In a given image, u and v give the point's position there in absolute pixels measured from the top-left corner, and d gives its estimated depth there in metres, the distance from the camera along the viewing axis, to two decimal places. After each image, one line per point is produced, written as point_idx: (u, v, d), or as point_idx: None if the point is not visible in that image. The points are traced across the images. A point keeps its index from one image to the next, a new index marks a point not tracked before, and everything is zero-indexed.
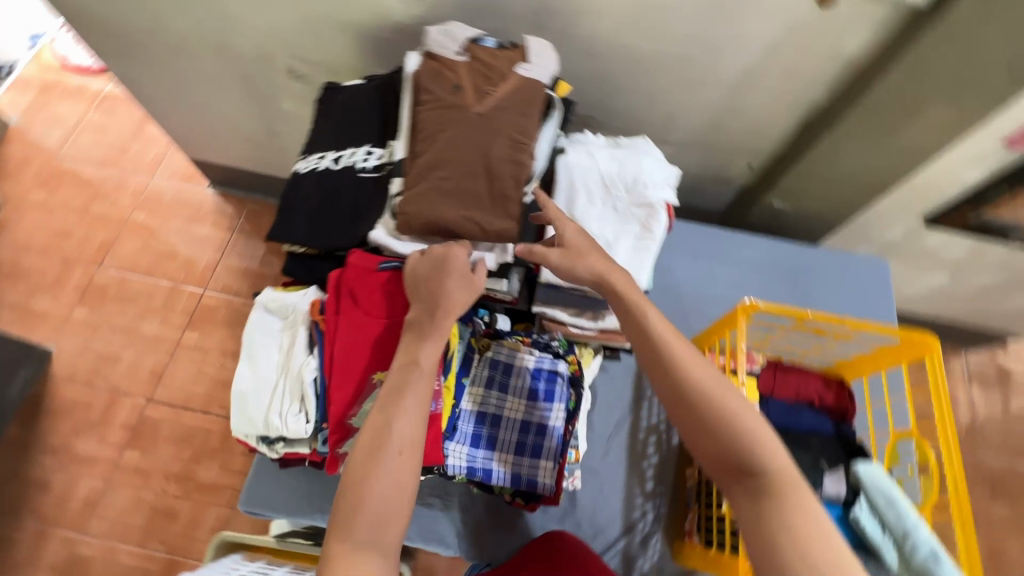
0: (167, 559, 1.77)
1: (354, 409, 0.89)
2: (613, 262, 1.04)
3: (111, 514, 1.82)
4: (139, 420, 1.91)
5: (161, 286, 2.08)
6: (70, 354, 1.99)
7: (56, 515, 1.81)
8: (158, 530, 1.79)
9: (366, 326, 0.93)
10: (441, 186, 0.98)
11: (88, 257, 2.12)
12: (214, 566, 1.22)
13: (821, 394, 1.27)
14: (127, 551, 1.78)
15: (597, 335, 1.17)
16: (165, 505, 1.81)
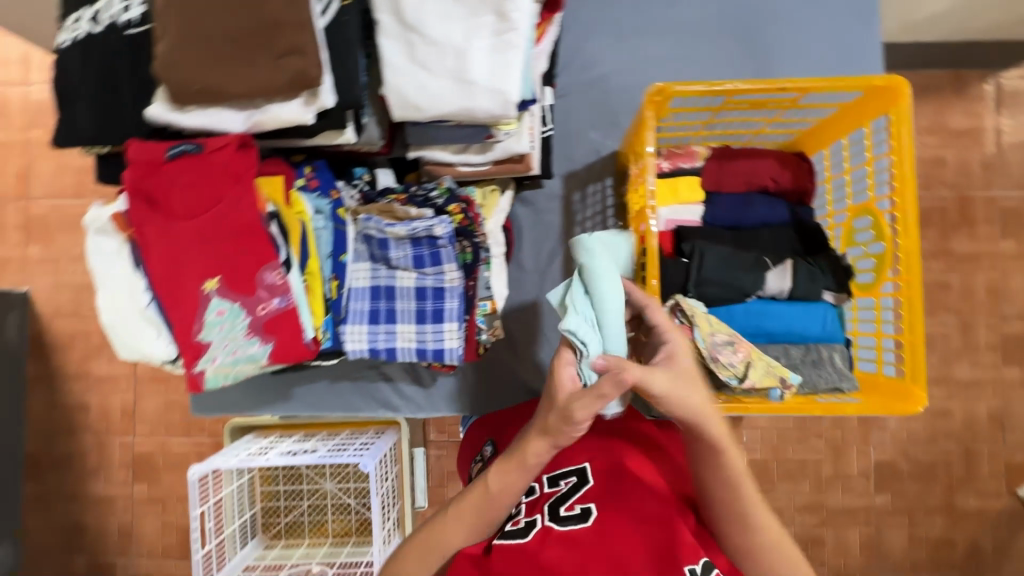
0: (169, 501, 1.69)
1: (197, 326, 0.76)
2: (473, 75, 0.80)
3: (100, 472, 1.70)
4: (79, 372, 1.67)
5: (14, 220, 1.65)
6: (47, 292, 1.65)
7: (105, 426, 1.69)
8: (147, 475, 1.69)
9: (178, 230, 0.74)
10: (204, 25, 0.71)
11: (13, 192, 1.64)
12: (233, 448, 1.43)
13: (774, 176, 1.06)
14: (129, 501, 1.70)
15: (492, 170, 0.99)
16: (143, 452, 1.67)
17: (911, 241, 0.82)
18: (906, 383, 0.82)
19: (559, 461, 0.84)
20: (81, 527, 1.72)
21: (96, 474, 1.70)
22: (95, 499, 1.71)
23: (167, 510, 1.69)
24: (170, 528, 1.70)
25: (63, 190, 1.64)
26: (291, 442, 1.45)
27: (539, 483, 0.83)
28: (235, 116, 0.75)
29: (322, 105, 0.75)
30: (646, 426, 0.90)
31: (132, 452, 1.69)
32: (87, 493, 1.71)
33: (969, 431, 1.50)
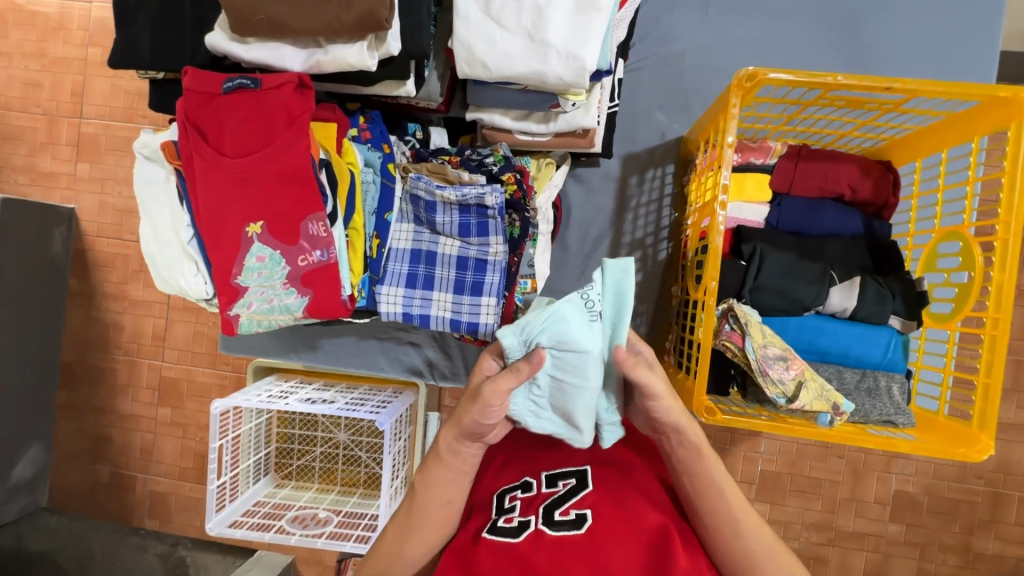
0: (189, 427, 1.75)
1: (237, 269, 0.74)
2: (550, 34, 0.75)
3: (128, 390, 1.76)
4: (116, 293, 1.71)
5: (64, 135, 1.66)
6: (92, 211, 1.68)
7: (136, 348, 1.73)
8: (171, 399, 1.74)
9: (225, 167, 0.71)
10: None
11: (67, 109, 1.65)
12: (255, 388, 1.45)
13: (854, 184, 0.97)
14: (151, 422, 1.76)
15: (552, 142, 0.93)
16: (169, 378, 1.72)
17: (1007, 275, 0.74)
18: (972, 429, 0.76)
19: (559, 457, 0.77)
20: (106, 440, 1.79)
21: (125, 392, 1.76)
22: (121, 416, 1.78)
23: (187, 435, 1.75)
24: (188, 453, 1.76)
25: (113, 111, 1.64)
26: (311, 389, 1.47)
27: (535, 478, 0.74)
28: (296, 53, 0.72)
29: (386, 52, 0.71)
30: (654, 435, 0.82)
31: (160, 376, 1.74)
32: (114, 408, 1.77)
33: (1004, 475, 1.43)
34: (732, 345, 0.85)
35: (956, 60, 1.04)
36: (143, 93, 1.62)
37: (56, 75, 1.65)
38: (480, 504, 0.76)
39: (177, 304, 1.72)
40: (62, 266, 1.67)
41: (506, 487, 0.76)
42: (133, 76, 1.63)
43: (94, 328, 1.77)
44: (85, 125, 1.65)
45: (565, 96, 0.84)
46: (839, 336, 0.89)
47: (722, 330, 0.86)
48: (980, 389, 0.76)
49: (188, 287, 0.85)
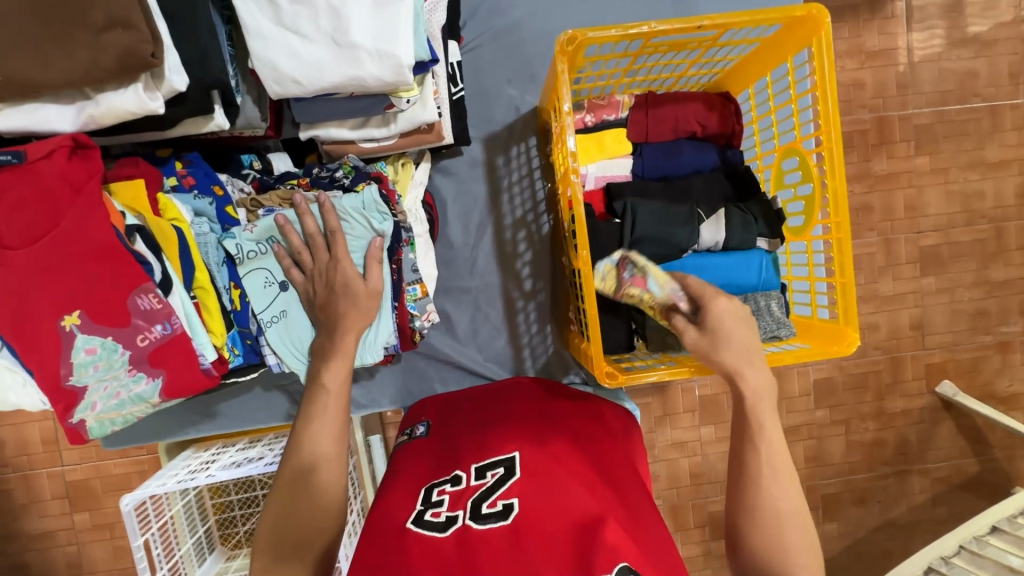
0: (115, 525, 1.58)
1: (67, 370, 0.64)
2: (355, 36, 0.69)
3: (31, 508, 1.56)
4: None
5: None
6: None
7: (25, 461, 1.53)
8: (85, 502, 1.56)
9: (11, 261, 0.60)
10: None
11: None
12: (173, 467, 1.33)
13: (702, 120, 1.01)
14: (70, 533, 1.58)
15: (401, 143, 0.88)
16: (77, 479, 1.54)
17: (839, 181, 0.80)
18: (839, 325, 0.82)
19: (484, 449, 0.78)
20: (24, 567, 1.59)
21: (28, 511, 1.56)
22: (32, 537, 1.58)
23: (115, 535, 1.58)
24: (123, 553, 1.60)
25: None
26: (236, 450, 1.36)
27: (465, 472, 0.75)
28: (62, 112, 0.62)
29: (173, 89, 0.63)
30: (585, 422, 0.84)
31: (64, 483, 1.55)
32: (20, 531, 1.57)
33: (895, 340, 1.60)
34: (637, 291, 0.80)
35: None
36: None
37: None
38: (405, 500, 0.75)
39: None
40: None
41: (436, 481, 0.76)
42: None
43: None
44: None
45: (397, 94, 0.80)
46: (717, 269, 0.94)
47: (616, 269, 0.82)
48: (839, 289, 0.82)
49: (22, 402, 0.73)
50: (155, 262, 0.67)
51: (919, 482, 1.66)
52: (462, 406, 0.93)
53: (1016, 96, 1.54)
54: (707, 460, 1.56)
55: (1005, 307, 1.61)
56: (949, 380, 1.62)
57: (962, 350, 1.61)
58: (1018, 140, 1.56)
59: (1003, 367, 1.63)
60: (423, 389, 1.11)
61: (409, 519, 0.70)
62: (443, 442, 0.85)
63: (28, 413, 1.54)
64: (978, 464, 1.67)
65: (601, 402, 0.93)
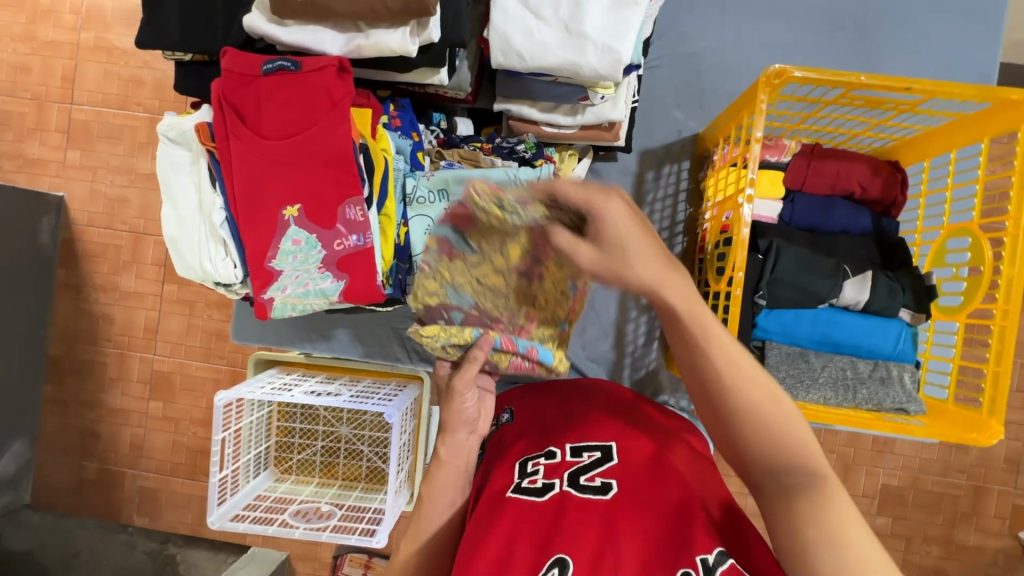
0: (182, 420, 1.72)
1: (272, 253, 0.73)
2: (585, 27, 0.76)
3: (119, 383, 1.72)
4: (109, 284, 1.67)
5: (58, 120, 1.61)
6: (84, 200, 1.64)
7: (128, 340, 1.70)
8: (165, 392, 1.71)
9: (263, 150, 0.71)
10: None
11: (57, 94, 1.61)
12: None
13: (864, 182, 1.01)
14: (143, 416, 1.73)
15: (578, 135, 0.94)
16: (165, 370, 1.69)
17: (1017, 269, 0.78)
18: (981, 415, 0.80)
19: (582, 433, 0.81)
20: (95, 435, 1.74)
21: (114, 386, 1.72)
22: (111, 410, 1.73)
23: (179, 430, 1.72)
24: (180, 448, 1.73)
25: (110, 98, 1.60)
26: None
27: (559, 449, 0.79)
28: (335, 37, 0.72)
29: (428, 38, 0.71)
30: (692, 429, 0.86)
31: (154, 370, 1.71)
32: (104, 402, 1.73)
33: (983, 467, 1.49)
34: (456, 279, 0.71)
35: (958, 68, 1.09)
36: (142, 81, 1.59)
37: (52, 60, 1.60)
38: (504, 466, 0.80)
39: (173, 294, 1.69)
40: (48, 256, 1.62)
41: (529, 455, 0.80)
42: (131, 64, 1.59)
43: (83, 320, 1.72)
44: (82, 112, 1.61)
45: (595, 89, 0.86)
46: (848, 328, 0.93)
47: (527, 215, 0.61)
48: (989, 377, 0.79)
49: (207, 272, 0.84)
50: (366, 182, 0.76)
51: None
52: (542, 392, 0.95)
53: None
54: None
55: None
56: None
57: None
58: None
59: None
60: None
61: (508, 487, 0.75)
62: (530, 421, 0.88)
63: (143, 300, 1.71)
64: None
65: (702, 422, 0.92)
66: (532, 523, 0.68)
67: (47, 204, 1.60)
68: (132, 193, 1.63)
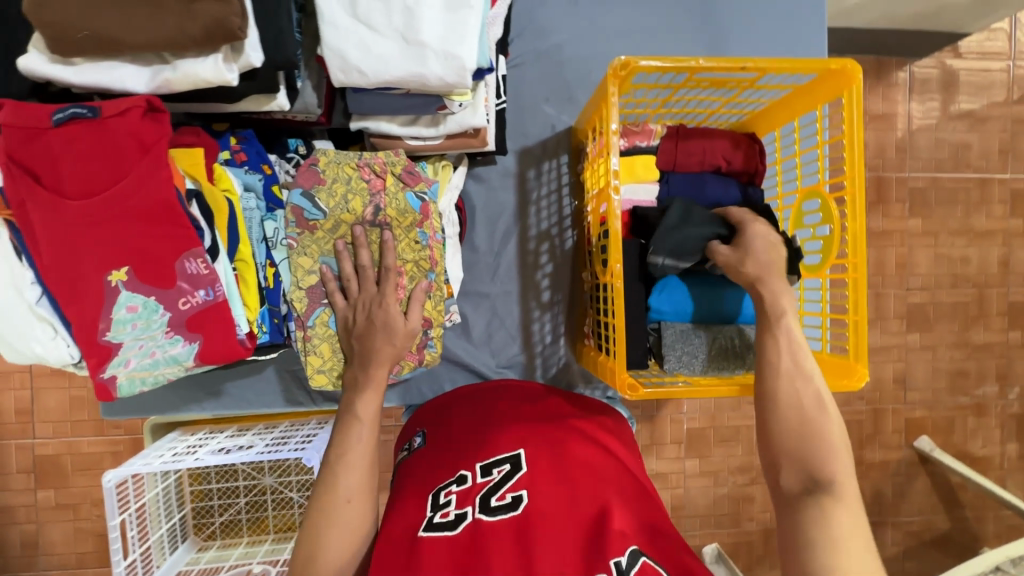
0: (78, 506, 1.52)
1: (105, 324, 0.64)
2: (423, 36, 0.73)
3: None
4: None
5: None
6: None
7: None
8: (53, 479, 1.51)
9: (67, 207, 0.61)
10: None
11: None
12: (154, 449, 1.30)
13: (727, 156, 1.06)
14: (30, 511, 1.52)
15: (445, 144, 0.91)
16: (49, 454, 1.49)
17: (859, 223, 0.84)
18: (849, 360, 0.86)
19: (490, 446, 0.75)
20: None
21: None
22: None
23: (79, 516, 1.53)
24: (85, 535, 1.53)
25: None
26: (225, 436, 1.35)
27: (470, 471, 0.72)
28: (138, 72, 0.63)
29: (249, 64, 0.65)
30: (600, 422, 0.82)
31: (35, 456, 1.50)
32: None
33: (878, 391, 1.65)
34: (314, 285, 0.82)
35: (794, 37, 1.17)
36: None
37: None
38: (413, 497, 0.72)
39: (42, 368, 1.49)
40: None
41: (440, 484, 0.72)
42: None
43: None
44: None
45: (451, 97, 0.83)
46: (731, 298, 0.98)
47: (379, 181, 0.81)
48: (851, 326, 0.86)
49: (34, 355, 0.72)
50: (205, 229, 0.69)
51: (892, 534, 1.69)
52: (452, 406, 0.90)
53: (1004, 172, 1.64)
54: (688, 493, 1.58)
55: (982, 370, 1.67)
56: (927, 435, 1.67)
57: (940, 408, 1.67)
58: (1004, 214, 1.65)
59: (977, 429, 1.69)
60: (432, 388, 1.11)
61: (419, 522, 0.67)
62: (442, 441, 0.81)
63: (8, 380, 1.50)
64: (949, 521, 1.71)
65: (609, 412, 0.88)
66: (446, 560, 0.61)
67: None
68: None
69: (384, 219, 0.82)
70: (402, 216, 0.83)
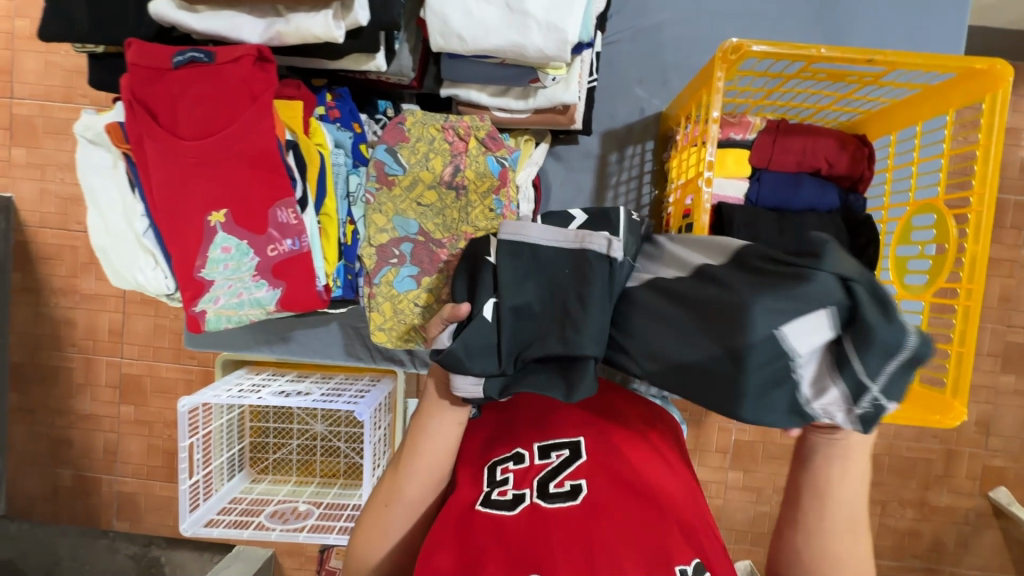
0: (152, 424, 1.67)
1: (201, 262, 0.68)
2: (528, 6, 0.71)
3: (87, 389, 1.67)
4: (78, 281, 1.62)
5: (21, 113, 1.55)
6: (33, 201, 1.56)
7: (92, 345, 1.64)
8: (135, 396, 1.66)
9: (182, 147, 0.65)
10: None
11: None
12: (224, 383, 1.41)
13: (831, 158, 0.98)
14: (112, 422, 1.68)
15: (531, 120, 0.89)
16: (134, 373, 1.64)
17: (981, 248, 0.75)
18: (945, 396, 0.78)
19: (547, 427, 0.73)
20: (66, 442, 1.70)
21: (82, 392, 1.67)
22: (81, 417, 1.69)
23: (153, 433, 1.68)
24: (156, 451, 1.69)
25: (64, 87, 1.52)
26: (286, 381, 1.43)
27: (527, 450, 0.72)
28: (254, 24, 0.65)
29: (355, 22, 0.65)
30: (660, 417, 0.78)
31: (121, 373, 1.65)
32: (72, 408, 1.68)
33: (955, 431, 1.51)
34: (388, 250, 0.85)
35: (926, 32, 1.05)
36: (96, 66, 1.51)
37: None
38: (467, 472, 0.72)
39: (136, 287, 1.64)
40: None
41: (496, 458, 0.72)
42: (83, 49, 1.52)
43: (44, 326, 1.66)
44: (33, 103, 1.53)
45: (545, 70, 0.80)
46: None
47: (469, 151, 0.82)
48: (952, 358, 0.78)
49: (134, 282, 0.79)
50: (298, 181, 0.71)
51: None
52: None
53: None
54: (728, 505, 1.53)
55: None
56: (1006, 487, 1.51)
57: None
58: None
59: None
60: None
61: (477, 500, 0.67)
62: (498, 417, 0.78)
63: (105, 301, 1.65)
64: None
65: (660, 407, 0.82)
66: (502, 542, 0.61)
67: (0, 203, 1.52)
68: None
69: (462, 178, 0.82)
70: (480, 178, 0.82)
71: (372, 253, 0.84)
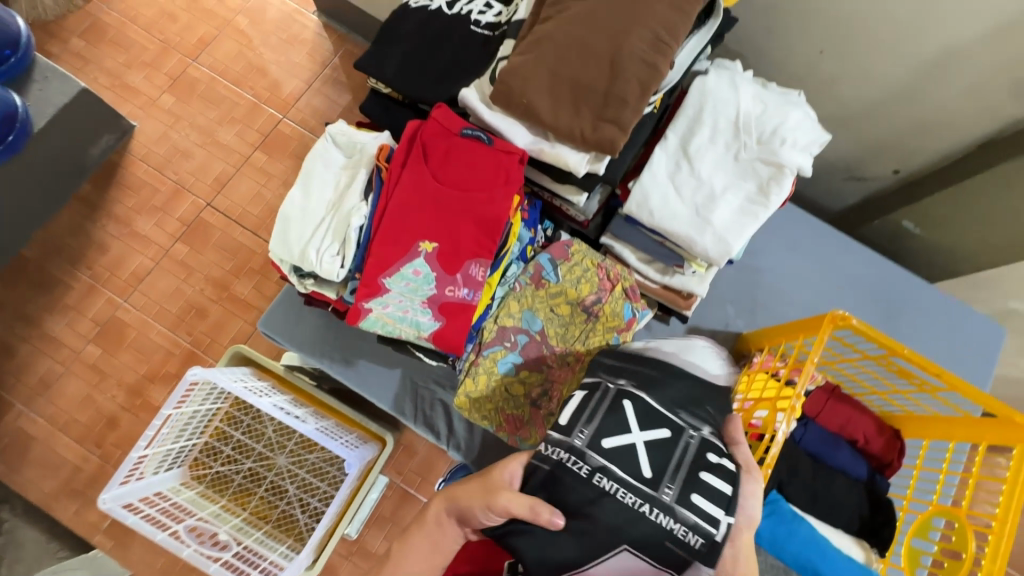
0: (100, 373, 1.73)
1: (392, 271, 0.80)
2: (712, 219, 0.91)
3: (80, 312, 1.78)
4: (194, 221, 1.86)
5: (245, 100, 1.95)
6: (150, 137, 1.91)
7: (106, 276, 1.80)
8: (105, 344, 1.76)
9: (435, 190, 0.82)
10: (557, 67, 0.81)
11: (233, 77, 1.96)
12: (228, 370, 1.37)
13: (869, 436, 1.12)
14: (71, 352, 1.74)
15: (657, 291, 1.05)
16: (121, 321, 1.77)
17: (998, 566, 0.84)
18: None
19: None
20: (17, 349, 1.74)
21: (64, 313, 1.77)
22: (50, 332, 1.76)
23: (98, 386, 1.73)
24: (89, 404, 1.71)
25: (296, 103, 1.94)
26: (284, 399, 1.40)
27: None
28: (525, 136, 0.85)
29: (596, 170, 0.85)
30: None
31: (112, 314, 1.78)
32: (42, 324, 1.76)
33: None
34: (507, 341, 0.96)
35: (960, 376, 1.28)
36: (325, 104, 1.93)
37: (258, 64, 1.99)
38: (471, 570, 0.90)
39: (219, 246, 1.83)
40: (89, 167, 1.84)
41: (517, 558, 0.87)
42: (328, 89, 1.96)
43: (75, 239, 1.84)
44: (258, 101, 1.95)
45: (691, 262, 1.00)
46: (835, 567, 0.95)
47: (615, 294, 0.98)
48: None
49: (303, 257, 0.86)
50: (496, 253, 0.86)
51: None
52: None
53: None
54: None
55: None
56: None
57: None
58: None
59: None
60: None
61: None
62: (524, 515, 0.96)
63: (150, 248, 1.83)
64: None
65: None
66: None
67: (126, 125, 1.88)
68: (274, 173, 1.88)
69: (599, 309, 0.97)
70: (612, 315, 0.97)
71: (495, 330, 0.96)
